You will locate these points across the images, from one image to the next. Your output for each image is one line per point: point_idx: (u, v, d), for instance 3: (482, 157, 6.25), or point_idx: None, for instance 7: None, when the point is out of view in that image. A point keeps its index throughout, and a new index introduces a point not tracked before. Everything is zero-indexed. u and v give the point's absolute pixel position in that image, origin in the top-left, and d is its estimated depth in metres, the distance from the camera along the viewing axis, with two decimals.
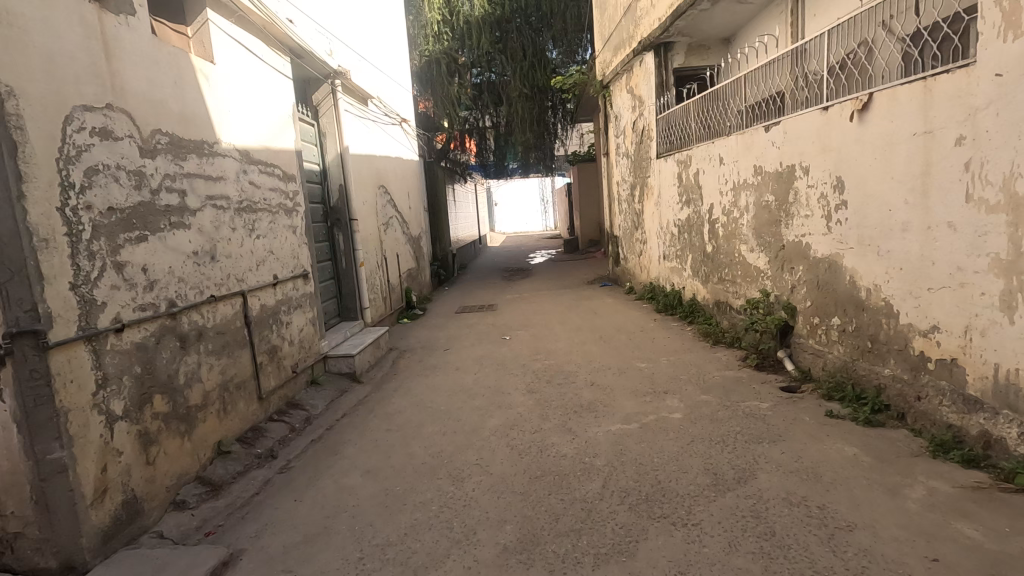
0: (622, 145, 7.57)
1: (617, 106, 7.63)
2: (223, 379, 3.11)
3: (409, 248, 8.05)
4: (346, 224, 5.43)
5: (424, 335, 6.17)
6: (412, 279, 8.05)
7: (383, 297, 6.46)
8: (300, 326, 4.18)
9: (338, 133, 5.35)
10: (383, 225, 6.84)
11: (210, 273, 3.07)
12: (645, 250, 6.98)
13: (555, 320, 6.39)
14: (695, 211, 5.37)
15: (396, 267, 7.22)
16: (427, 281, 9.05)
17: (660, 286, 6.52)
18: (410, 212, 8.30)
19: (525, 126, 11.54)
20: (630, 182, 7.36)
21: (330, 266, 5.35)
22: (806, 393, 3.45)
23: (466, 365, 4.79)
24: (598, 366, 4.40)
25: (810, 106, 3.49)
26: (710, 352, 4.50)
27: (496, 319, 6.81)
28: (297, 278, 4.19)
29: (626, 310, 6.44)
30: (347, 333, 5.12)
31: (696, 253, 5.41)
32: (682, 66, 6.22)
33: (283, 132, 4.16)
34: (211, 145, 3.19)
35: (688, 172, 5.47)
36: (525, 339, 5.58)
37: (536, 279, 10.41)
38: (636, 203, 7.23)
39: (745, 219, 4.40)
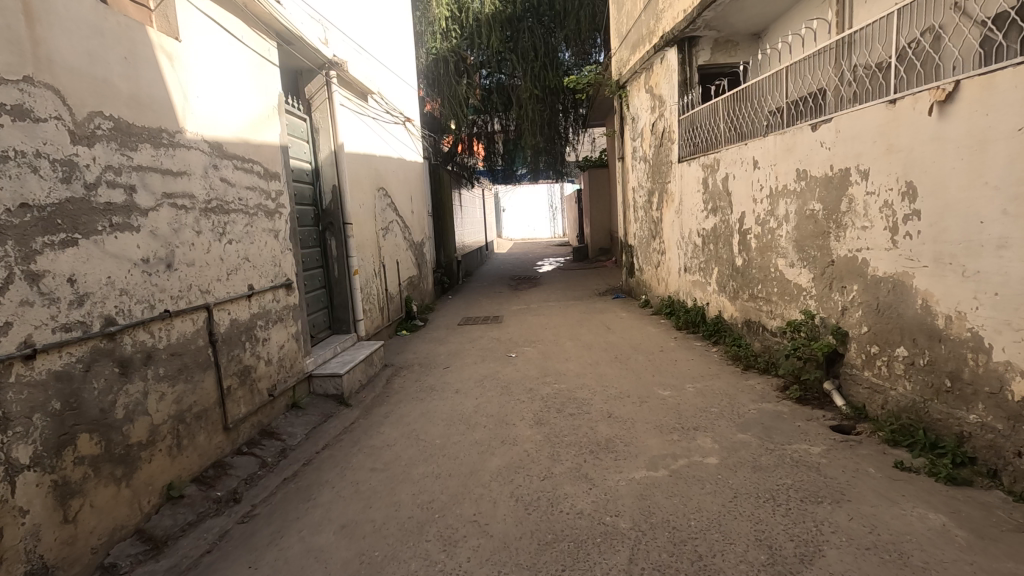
0: (640, 149, 7.09)
1: (634, 107, 7.16)
2: (178, 409, 2.64)
3: (410, 254, 7.59)
4: (339, 229, 4.98)
5: (423, 350, 5.69)
6: (414, 288, 7.59)
7: (380, 307, 6.00)
8: (279, 342, 3.72)
9: (332, 128, 4.91)
10: (382, 230, 6.39)
11: (163, 283, 2.60)
12: (663, 261, 6.48)
13: (566, 336, 5.89)
14: (723, 220, 4.87)
15: (396, 275, 6.76)
16: (430, 289, 8.58)
17: (680, 301, 6.01)
18: (412, 217, 7.86)
19: (535, 128, 11.09)
20: (648, 188, 6.88)
21: (321, 274, 4.90)
22: (863, 436, 2.94)
23: (467, 388, 4.30)
24: (615, 394, 3.90)
25: (871, 100, 3.00)
26: (741, 379, 4.00)
27: (502, 332, 6.33)
28: (278, 288, 3.73)
29: (643, 327, 5.94)
30: (337, 349, 4.65)
31: (723, 266, 4.91)
32: (708, 64, 5.74)
33: (265, 125, 3.70)
34: (172, 134, 2.74)
35: (715, 177, 4.98)
36: (533, 357, 5.10)
37: (545, 288, 9.92)
38: (654, 211, 6.73)
39: (784, 230, 3.90)
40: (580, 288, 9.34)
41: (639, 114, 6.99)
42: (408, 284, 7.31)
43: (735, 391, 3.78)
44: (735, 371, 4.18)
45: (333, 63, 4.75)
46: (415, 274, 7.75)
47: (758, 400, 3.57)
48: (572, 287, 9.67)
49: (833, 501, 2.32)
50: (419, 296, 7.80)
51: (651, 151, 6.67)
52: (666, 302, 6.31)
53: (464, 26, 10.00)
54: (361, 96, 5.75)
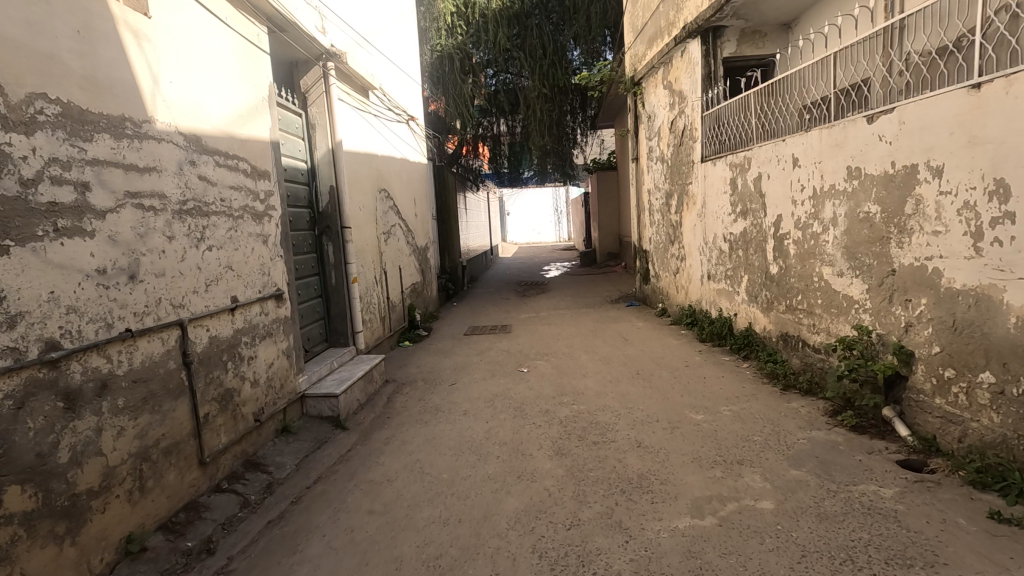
0: (657, 149, 6.69)
1: (651, 105, 6.76)
2: (142, 444, 2.25)
3: (413, 260, 7.21)
4: (336, 233, 4.60)
5: (426, 364, 5.29)
6: (417, 296, 7.21)
7: (381, 317, 5.61)
8: (267, 360, 3.32)
9: (330, 124, 4.53)
10: (383, 234, 6.01)
11: (124, 297, 2.21)
12: (684, 268, 6.07)
13: (581, 348, 5.48)
14: (754, 224, 4.47)
15: (398, 282, 6.37)
16: (434, 296, 8.19)
17: (703, 310, 5.61)
18: (415, 220, 7.48)
19: (543, 129, 10.71)
20: (666, 190, 6.47)
21: (316, 282, 4.53)
22: (939, 474, 2.53)
23: (476, 408, 3.90)
24: (642, 417, 3.50)
25: (946, 85, 2.60)
26: (782, 401, 3.59)
27: (511, 344, 5.92)
28: (266, 300, 3.34)
29: (663, 339, 5.53)
30: (333, 364, 4.27)
31: (755, 274, 4.50)
32: (733, 56, 5.35)
33: (253, 118, 3.32)
34: (138, 124, 2.36)
35: (745, 177, 4.58)
36: (547, 373, 4.70)
37: (553, 295, 9.53)
38: (673, 214, 6.33)
39: (830, 235, 3.49)
40: (591, 295, 8.93)
41: (657, 111, 6.59)
42: (411, 291, 6.93)
43: (777, 415, 3.37)
44: (773, 392, 3.77)
45: (330, 53, 4.38)
46: (419, 281, 7.36)
47: (806, 427, 3.16)
48: (582, 294, 9.27)
49: (927, 565, 1.91)
50: (422, 304, 7.41)
51: (670, 150, 6.27)
52: (687, 312, 5.89)
53: (469, 22, 9.62)
54: (362, 91, 5.37)
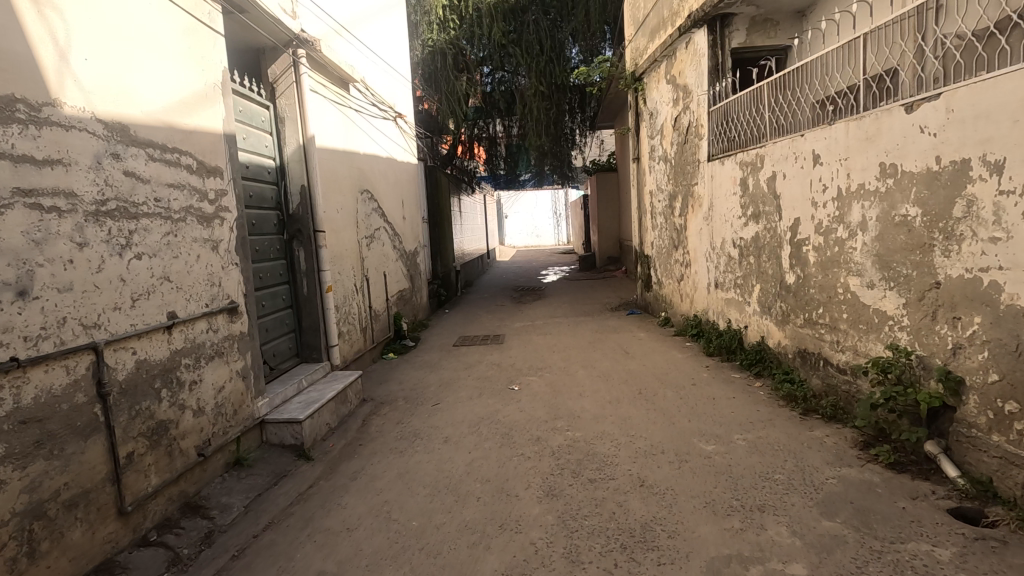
0: (660, 148, 6.29)
1: (653, 101, 6.37)
2: (32, 499, 1.83)
3: (401, 266, 6.81)
4: (308, 238, 4.19)
5: (409, 379, 4.87)
6: (404, 304, 6.80)
7: (361, 328, 5.20)
8: (216, 384, 2.90)
9: (301, 118, 4.13)
10: (366, 239, 5.59)
11: (10, 319, 1.80)
12: (688, 275, 5.66)
13: (578, 361, 5.08)
14: (767, 228, 4.06)
15: (383, 290, 5.96)
16: (423, 304, 7.77)
17: (709, 321, 5.19)
18: (403, 223, 7.08)
19: (540, 129, 10.32)
20: (669, 191, 6.07)
21: (285, 292, 4.11)
22: (1002, 530, 2.11)
23: (459, 434, 3.48)
24: (644, 448, 3.08)
25: (1006, 65, 2.19)
26: (803, 428, 3.17)
27: (503, 356, 5.50)
28: (216, 314, 2.92)
29: (666, 353, 5.12)
30: (302, 383, 3.85)
31: (768, 283, 4.09)
32: (742, 47, 4.95)
33: (200, 107, 2.90)
34: (37, 107, 1.95)
35: (756, 176, 4.17)
36: (539, 391, 4.28)
37: (550, 302, 9.12)
38: (677, 217, 5.92)
39: (859, 241, 3.08)
40: (590, 302, 8.52)
41: (659, 107, 6.20)
42: (397, 298, 6.52)
43: (799, 446, 2.95)
44: (792, 416, 3.35)
45: (301, 39, 3.97)
46: (407, 288, 6.96)
47: (834, 464, 2.74)
48: (580, 301, 8.86)
49: None
50: (410, 312, 7.00)
51: (673, 149, 5.86)
52: (692, 322, 5.48)
53: (463, 17, 9.20)
54: (340, 83, 4.96)
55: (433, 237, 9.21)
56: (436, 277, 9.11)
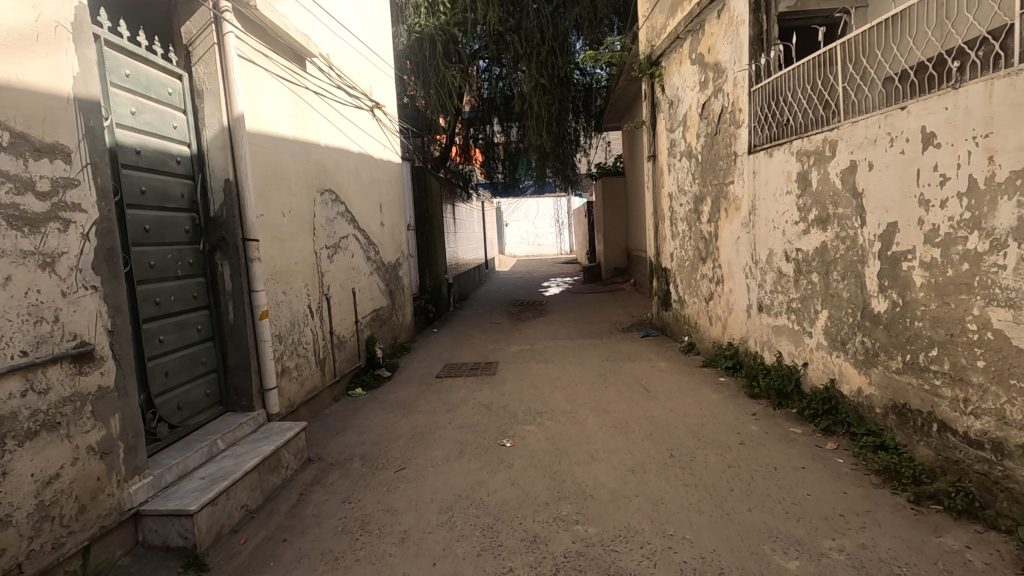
0: (683, 142, 5.32)
1: (675, 87, 5.40)
2: None
3: (377, 280, 5.82)
4: (235, 250, 3.20)
5: (375, 427, 3.86)
6: (381, 326, 5.79)
7: (317, 360, 4.19)
8: (41, 473, 1.90)
9: (226, 92, 3.14)
10: (330, 250, 4.61)
11: None
12: (721, 294, 4.67)
13: (587, 403, 4.07)
14: (840, 238, 3.07)
15: (350, 311, 4.96)
16: (406, 323, 6.78)
17: (750, 352, 4.19)
18: (381, 230, 6.09)
19: (542, 128, 9.39)
20: (696, 193, 5.08)
21: (202, 320, 3.12)
22: None
23: (424, 527, 2.48)
24: (692, 563, 2.07)
25: None
26: (924, 531, 2.16)
27: (494, 393, 4.50)
28: (42, 366, 1.92)
29: (696, 393, 4.11)
30: (215, 446, 2.84)
31: (842, 311, 3.09)
32: (791, 12, 4.02)
33: (26, 53, 1.94)
34: None
35: (822, 169, 3.18)
36: (538, 450, 3.27)
37: (553, 319, 8.13)
38: (705, 224, 4.93)
39: (1009, 257, 2.08)
40: (598, 321, 7.52)
41: (683, 93, 5.22)
42: (370, 319, 5.51)
43: (931, 568, 1.94)
44: (899, 507, 2.34)
45: None
46: (384, 306, 5.96)
47: None
48: (586, 319, 7.86)
49: None
50: (388, 334, 5.99)
51: (701, 141, 4.88)
52: (727, 353, 4.48)
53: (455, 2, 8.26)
54: (292, 56, 3.99)
55: (421, 247, 8.21)
56: (424, 292, 8.12)
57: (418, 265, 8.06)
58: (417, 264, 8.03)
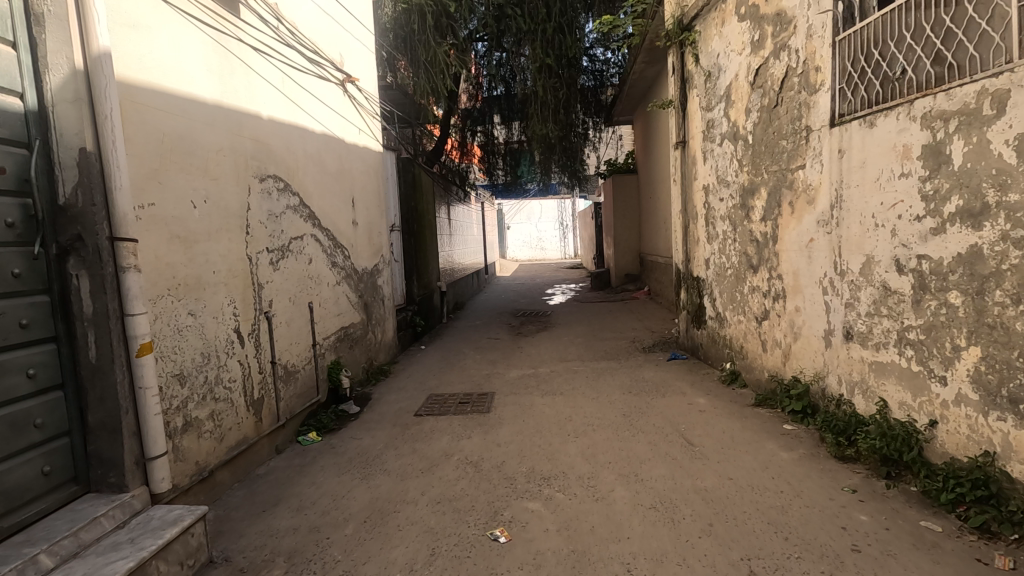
0: (726, 121, 4.27)
1: (716, 53, 4.35)
2: None
3: (346, 292, 4.77)
4: (97, 255, 2.15)
5: (320, 498, 2.81)
6: (351, 348, 4.74)
7: (249, 402, 3.14)
8: None
9: (80, 17, 2.10)
10: (276, 255, 3.56)
11: None
12: (781, 313, 3.62)
13: (611, 463, 3.02)
14: (1010, 240, 2.02)
15: (304, 332, 3.91)
16: (386, 341, 5.73)
17: (830, 395, 3.13)
18: (355, 231, 5.04)
19: (547, 116, 8.38)
20: (744, 185, 4.03)
21: (43, 362, 2.07)
22: None
23: None
24: None
25: None
26: None
27: (487, 443, 3.44)
28: None
29: (759, 450, 3.05)
30: (34, 566, 1.78)
31: (1012, 351, 2.04)
32: None
33: None
34: None
35: (977, 137, 2.13)
36: (548, 550, 2.22)
37: (560, 334, 7.08)
38: (757, 223, 3.88)
39: None
40: (613, 339, 6.46)
41: (728, 59, 4.17)
42: (336, 341, 4.46)
43: None
44: None
45: None
46: (356, 324, 4.91)
47: None
48: (598, 335, 6.79)
49: None
50: (360, 357, 4.94)
51: (754, 118, 3.83)
52: (793, 394, 3.41)
53: None
54: None
55: (408, 251, 7.15)
56: (411, 304, 7.05)
57: (405, 272, 7.00)
58: (403, 271, 6.98)
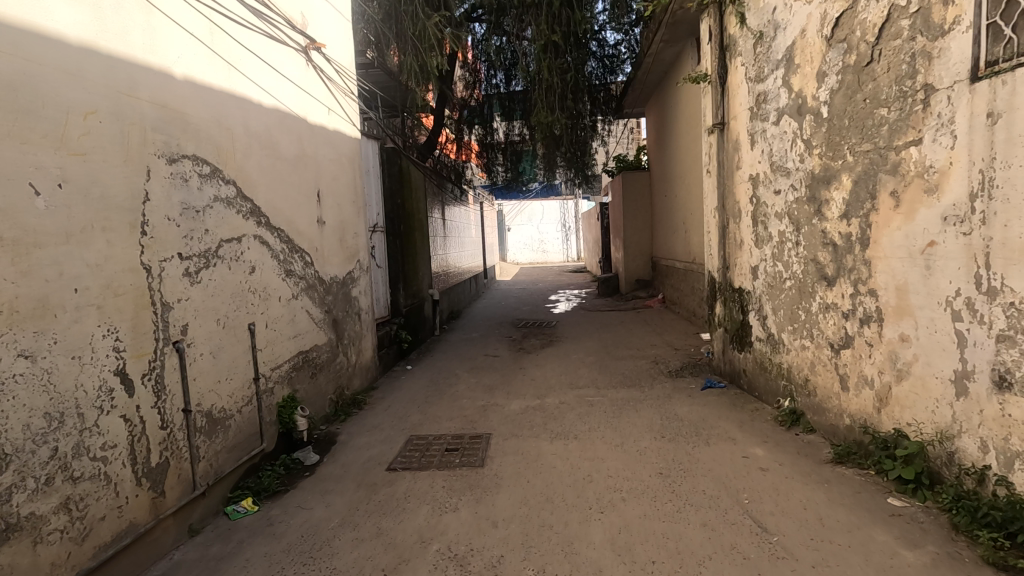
0: (786, 92, 3.37)
1: (772, 7, 3.47)
2: None
3: (306, 307, 3.85)
4: None
5: None
6: (311, 378, 3.82)
7: (142, 472, 2.23)
8: None
9: None
10: (196, 263, 2.64)
11: None
12: (874, 342, 2.70)
13: (656, 563, 2.11)
14: None
15: (241, 363, 2.99)
16: (361, 364, 4.80)
17: (964, 464, 2.22)
18: (320, 231, 4.12)
19: (552, 102, 7.47)
20: (815, 172, 3.12)
21: None
22: None
23: None
24: None
25: None
26: None
27: (480, 521, 2.52)
28: None
29: (867, 546, 2.12)
30: None
31: None
32: None
33: None
34: None
35: None
36: None
37: (569, 351, 6.16)
38: (834, 221, 2.97)
39: None
40: (632, 359, 5.52)
41: (791, 12, 3.27)
42: (291, 370, 3.54)
43: None
44: None
45: None
46: (319, 348, 3.98)
47: None
48: (613, 353, 5.86)
49: None
50: (325, 387, 4.02)
51: (831, 83, 2.93)
52: (898, 456, 2.50)
53: None
54: None
55: (392, 256, 6.22)
56: (396, 318, 6.13)
57: (389, 281, 6.07)
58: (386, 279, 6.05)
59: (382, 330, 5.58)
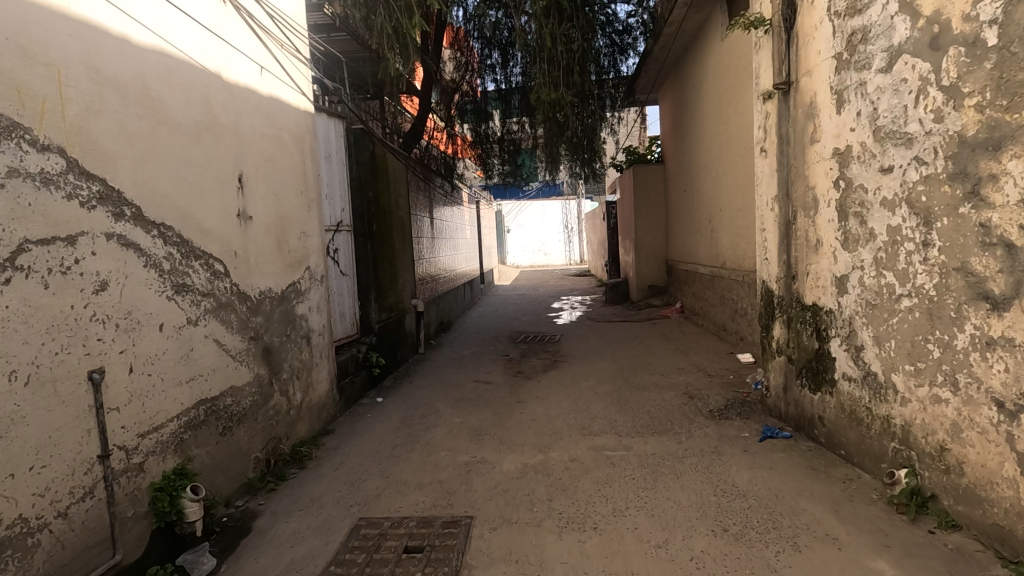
0: (906, 21, 2.28)
1: None
2: None
3: (215, 334, 2.74)
4: None
5: None
6: (220, 436, 2.71)
7: None
8: None
9: None
10: None
11: None
12: None
13: None
14: None
15: (70, 436, 1.89)
16: (309, 403, 3.71)
17: None
18: (241, 229, 3.02)
19: (556, 77, 6.13)
20: (968, 133, 2.03)
21: None
22: None
23: None
24: None
25: None
26: None
27: None
28: None
29: None
30: None
31: None
32: None
33: None
34: None
35: None
36: None
37: (577, 377, 5.07)
38: (1008, 209, 1.89)
39: None
40: (657, 390, 4.43)
41: None
42: (182, 430, 2.44)
43: None
44: None
45: None
46: (236, 390, 2.88)
47: None
48: (633, 381, 4.76)
49: None
50: (246, 444, 2.93)
51: None
52: None
53: None
54: None
55: (360, 261, 5.11)
56: (365, 339, 5.02)
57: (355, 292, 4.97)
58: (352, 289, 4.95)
59: (344, 355, 4.48)
